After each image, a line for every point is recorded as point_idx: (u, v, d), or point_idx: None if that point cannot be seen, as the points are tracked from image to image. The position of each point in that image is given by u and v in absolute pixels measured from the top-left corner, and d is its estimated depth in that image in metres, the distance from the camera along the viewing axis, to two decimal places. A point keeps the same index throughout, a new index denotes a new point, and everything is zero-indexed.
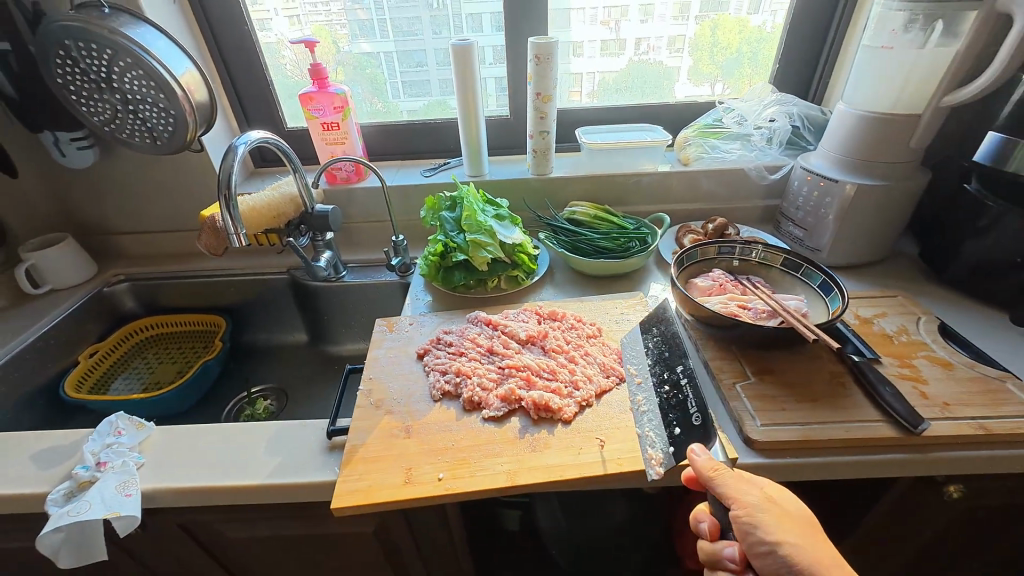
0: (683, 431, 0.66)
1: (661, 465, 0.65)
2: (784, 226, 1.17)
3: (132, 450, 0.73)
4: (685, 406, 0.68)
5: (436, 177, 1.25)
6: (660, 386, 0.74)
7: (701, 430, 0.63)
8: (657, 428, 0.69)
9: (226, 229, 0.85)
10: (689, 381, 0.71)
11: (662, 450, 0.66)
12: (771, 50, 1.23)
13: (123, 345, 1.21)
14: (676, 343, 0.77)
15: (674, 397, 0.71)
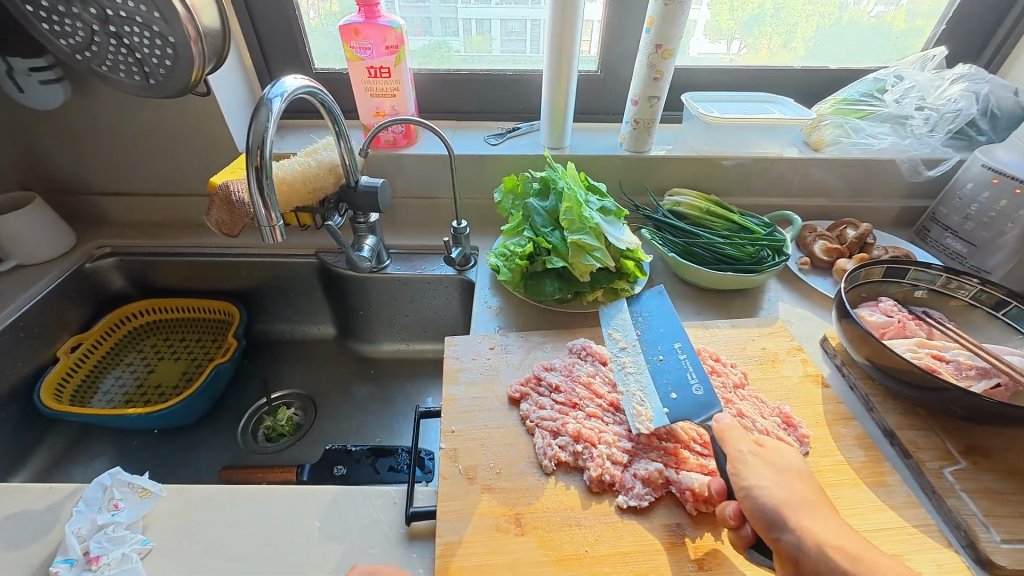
0: (680, 398, 0.60)
1: (650, 421, 0.59)
2: (933, 233, 0.94)
3: (134, 533, 0.53)
4: (684, 375, 0.62)
5: (505, 146, 1.01)
6: (652, 353, 0.65)
7: (704, 401, 0.59)
8: (646, 389, 0.62)
9: (258, 218, 0.61)
10: (688, 354, 0.64)
11: (652, 408, 0.60)
12: (799, 3, 0.96)
13: (115, 335, 0.99)
14: (675, 317, 0.68)
15: (667, 366, 0.63)
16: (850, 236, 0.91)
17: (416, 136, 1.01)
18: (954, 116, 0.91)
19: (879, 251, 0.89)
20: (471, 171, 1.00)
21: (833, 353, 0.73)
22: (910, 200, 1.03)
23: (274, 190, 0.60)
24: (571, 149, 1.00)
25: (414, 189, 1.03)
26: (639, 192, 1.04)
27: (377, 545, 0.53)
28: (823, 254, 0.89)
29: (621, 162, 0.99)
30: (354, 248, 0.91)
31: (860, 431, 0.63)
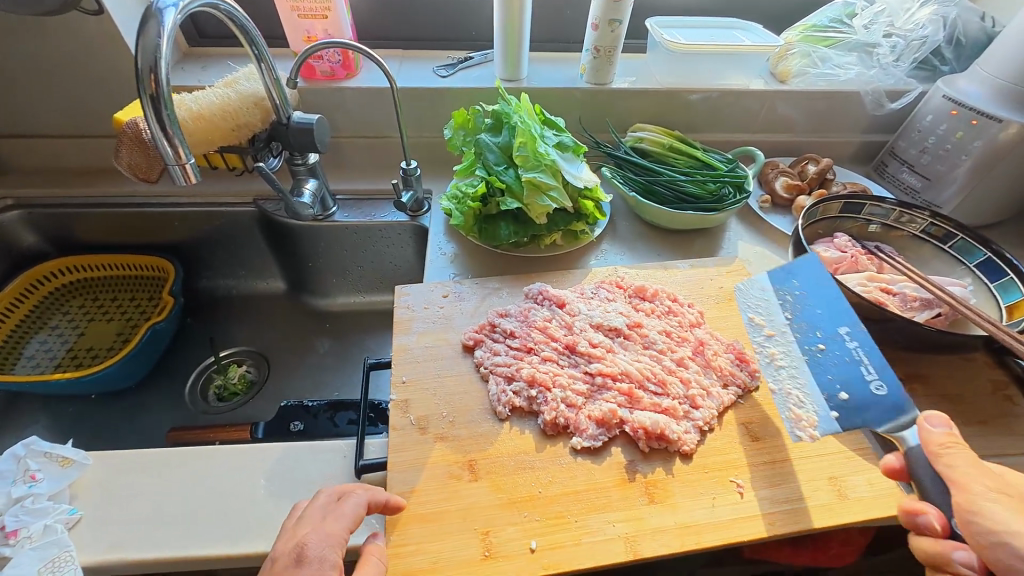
0: (853, 400, 0.49)
1: (813, 427, 0.52)
2: (891, 168, 0.94)
3: (58, 502, 0.49)
4: (855, 368, 0.50)
5: (457, 78, 0.92)
6: (809, 341, 0.54)
7: (888, 403, 0.47)
8: (806, 388, 0.53)
9: (164, 157, 0.53)
10: (860, 342, 0.50)
11: (817, 413, 0.52)
12: None
13: (33, 297, 0.90)
14: (833, 288, 0.53)
15: (830, 357, 0.52)
16: (811, 171, 0.90)
17: (357, 67, 0.92)
18: (922, 43, 0.89)
19: (838, 187, 0.89)
20: (420, 106, 0.92)
21: None
22: (871, 135, 1.01)
23: (177, 122, 0.52)
24: (529, 81, 0.93)
25: (360, 127, 0.94)
26: (601, 129, 0.99)
27: None
28: (783, 191, 0.88)
29: (582, 96, 0.93)
30: (294, 194, 0.82)
31: None
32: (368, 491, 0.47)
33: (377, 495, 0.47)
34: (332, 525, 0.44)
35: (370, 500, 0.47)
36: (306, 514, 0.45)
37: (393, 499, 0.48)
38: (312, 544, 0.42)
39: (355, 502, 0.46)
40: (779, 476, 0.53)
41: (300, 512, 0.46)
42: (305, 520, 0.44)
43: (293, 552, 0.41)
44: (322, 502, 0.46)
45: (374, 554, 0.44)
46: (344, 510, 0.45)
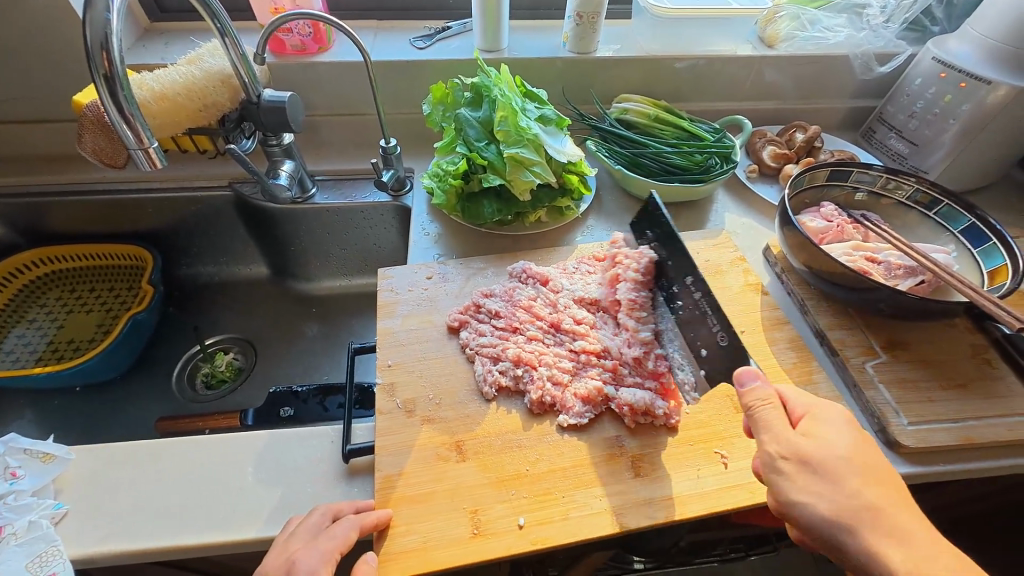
0: (708, 352, 0.51)
1: (697, 391, 0.54)
2: (879, 134, 0.93)
3: (42, 497, 0.49)
4: (703, 321, 0.52)
5: (435, 49, 0.88)
6: (676, 300, 0.57)
7: (728, 350, 0.48)
8: (682, 348, 0.56)
9: (125, 140, 0.51)
10: (700, 288, 0.53)
11: (693, 374, 0.54)
12: None
13: (7, 290, 0.87)
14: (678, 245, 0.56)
15: (689, 312, 0.54)
16: (799, 139, 0.88)
17: (330, 40, 0.87)
18: (913, 2, 0.85)
19: (825, 154, 0.87)
20: (397, 80, 0.88)
21: (773, 260, 0.73)
22: (859, 100, 1.00)
23: (135, 104, 0.49)
24: (510, 51, 0.89)
25: (335, 104, 0.91)
26: (585, 100, 0.96)
27: (317, 485, 0.52)
28: (771, 160, 0.86)
29: (565, 66, 0.90)
30: (269, 176, 0.79)
31: (793, 334, 0.64)
32: (358, 515, 0.46)
33: (367, 516, 0.46)
34: (321, 547, 0.44)
35: (360, 525, 0.45)
36: (299, 531, 0.46)
37: (384, 520, 0.47)
38: (302, 560, 0.43)
39: (345, 527, 0.45)
40: None
41: (295, 531, 0.46)
42: (296, 536, 0.45)
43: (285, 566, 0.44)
44: (316, 520, 0.46)
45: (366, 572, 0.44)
46: (333, 535, 0.45)
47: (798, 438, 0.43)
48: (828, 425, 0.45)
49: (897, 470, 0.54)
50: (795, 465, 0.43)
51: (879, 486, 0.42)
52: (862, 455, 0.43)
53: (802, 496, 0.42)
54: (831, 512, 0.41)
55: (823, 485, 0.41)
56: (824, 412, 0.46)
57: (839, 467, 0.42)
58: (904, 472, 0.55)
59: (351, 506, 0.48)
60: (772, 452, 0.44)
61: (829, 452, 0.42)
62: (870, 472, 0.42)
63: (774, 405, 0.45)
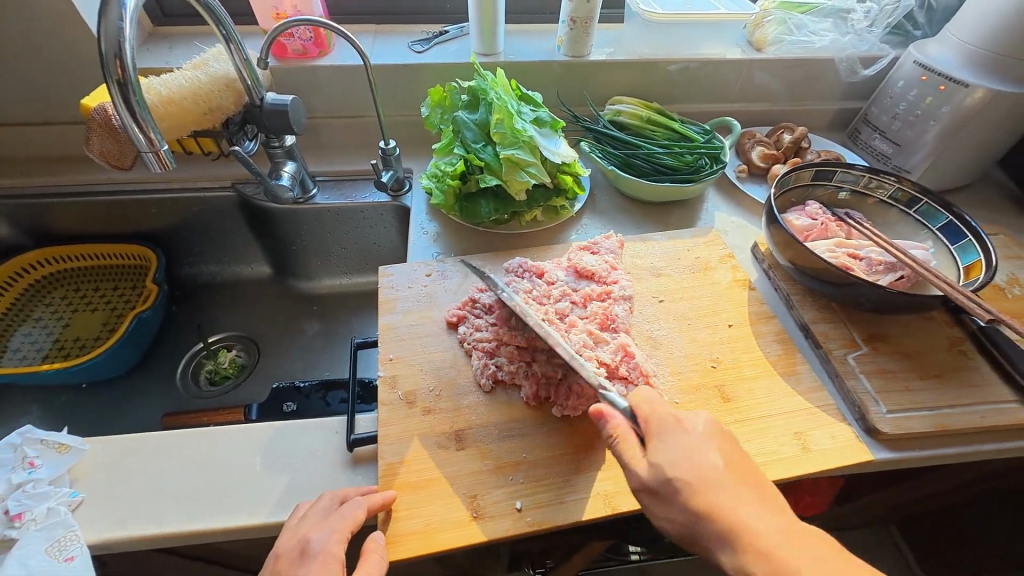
0: None
1: None
2: (864, 135, 0.96)
3: (58, 486, 0.51)
4: None
5: (433, 53, 0.91)
6: None
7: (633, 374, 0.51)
8: None
9: (136, 143, 0.53)
10: None
11: None
12: None
13: (12, 289, 0.89)
14: None
15: None
16: (786, 140, 0.91)
17: (330, 44, 0.90)
18: (895, 7, 0.88)
19: (812, 155, 0.90)
20: (396, 83, 0.91)
21: (761, 257, 0.76)
22: (846, 102, 1.02)
23: (146, 108, 0.51)
24: (506, 55, 0.92)
25: (335, 107, 0.93)
26: (579, 103, 0.98)
27: (322, 472, 0.54)
28: (759, 160, 0.89)
29: (560, 69, 0.92)
30: (272, 176, 0.81)
31: (779, 328, 0.67)
32: (366, 496, 0.49)
33: (375, 498, 0.48)
34: (334, 524, 0.46)
35: (368, 505, 0.48)
36: (309, 515, 0.48)
37: (389, 500, 0.49)
38: (314, 540, 0.45)
39: (354, 507, 0.47)
40: (748, 433, 0.56)
41: (304, 515, 0.49)
42: (307, 519, 0.47)
43: (298, 545, 0.45)
44: (324, 504, 0.49)
45: (376, 551, 0.46)
46: (344, 513, 0.47)
47: (643, 470, 0.44)
48: (658, 444, 0.45)
49: (875, 456, 0.57)
50: (649, 495, 0.44)
51: (722, 502, 0.42)
52: (694, 469, 0.44)
53: (662, 525, 0.44)
54: (679, 535, 0.43)
55: (671, 511, 0.43)
56: (666, 426, 0.47)
57: (683, 484, 0.43)
58: (883, 457, 0.57)
59: (357, 490, 0.51)
60: (635, 486, 0.45)
61: (660, 478, 0.43)
62: (702, 488, 0.43)
63: (625, 437, 0.46)
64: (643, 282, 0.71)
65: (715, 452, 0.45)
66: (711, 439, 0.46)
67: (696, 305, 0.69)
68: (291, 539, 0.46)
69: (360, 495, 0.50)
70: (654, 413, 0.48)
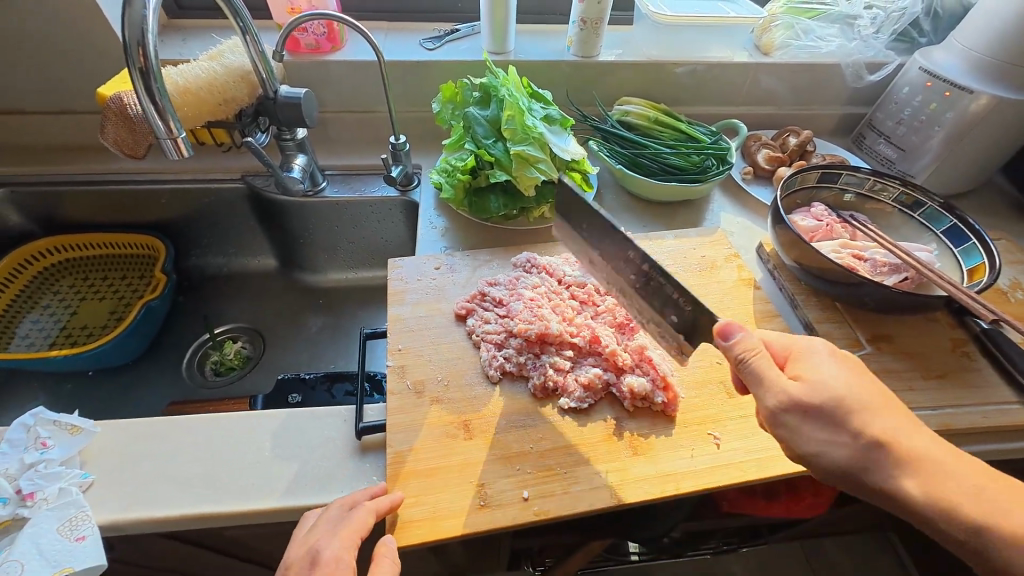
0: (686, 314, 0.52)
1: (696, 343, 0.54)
2: (868, 139, 0.96)
3: (69, 467, 0.51)
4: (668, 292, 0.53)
5: (443, 51, 0.92)
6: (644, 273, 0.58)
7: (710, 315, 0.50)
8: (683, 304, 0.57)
9: (155, 130, 0.53)
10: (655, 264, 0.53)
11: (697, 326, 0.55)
12: None
13: (22, 277, 0.89)
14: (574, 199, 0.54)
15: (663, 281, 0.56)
16: (792, 143, 0.92)
17: (342, 40, 0.91)
18: (902, 14, 0.89)
19: (818, 158, 0.91)
20: (407, 80, 0.92)
21: (766, 258, 0.77)
22: (851, 107, 1.03)
23: (167, 95, 0.52)
24: (516, 54, 0.93)
25: (346, 102, 0.94)
26: (587, 103, 0.99)
27: (331, 459, 0.54)
28: (765, 163, 0.90)
29: (570, 69, 0.93)
30: (282, 168, 0.82)
31: (783, 327, 0.67)
32: (373, 501, 0.47)
33: (382, 503, 0.48)
34: (341, 533, 0.45)
35: (376, 510, 0.47)
36: (317, 523, 0.47)
37: (396, 503, 0.48)
38: (324, 549, 0.44)
39: (361, 515, 0.46)
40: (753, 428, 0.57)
41: (313, 522, 0.48)
42: (315, 530, 0.46)
43: (308, 555, 0.44)
44: (332, 510, 0.48)
45: (387, 554, 0.45)
46: (351, 520, 0.46)
47: (795, 387, 0.45)
48: (813, 366, 0.46)
49: None
50: (798, 414, 0.45)
51: (877, 415, 0.45)
52: (852, 389, 0.45)
53: (817, 440, 0.44)
54: (854, 451, 0.44)
55: (836, 430, 0.44)
56: (806, 351, 0.48)
57: (858, 402, 0.45)
58: None
59: (364, 493, 0.49)
60: (772, 406, 0.45)
61: (828, 394, 0.44)
62: (868, 401, 0.45)
63: (757, 354, 0.46)
64: None
65: (863, 374, 0.47)
66: (841, 362, 0.47)
67: (702, 302, 0.69)
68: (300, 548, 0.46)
69: (367, 499, 0.48)
70: (782, 342, 0.49)
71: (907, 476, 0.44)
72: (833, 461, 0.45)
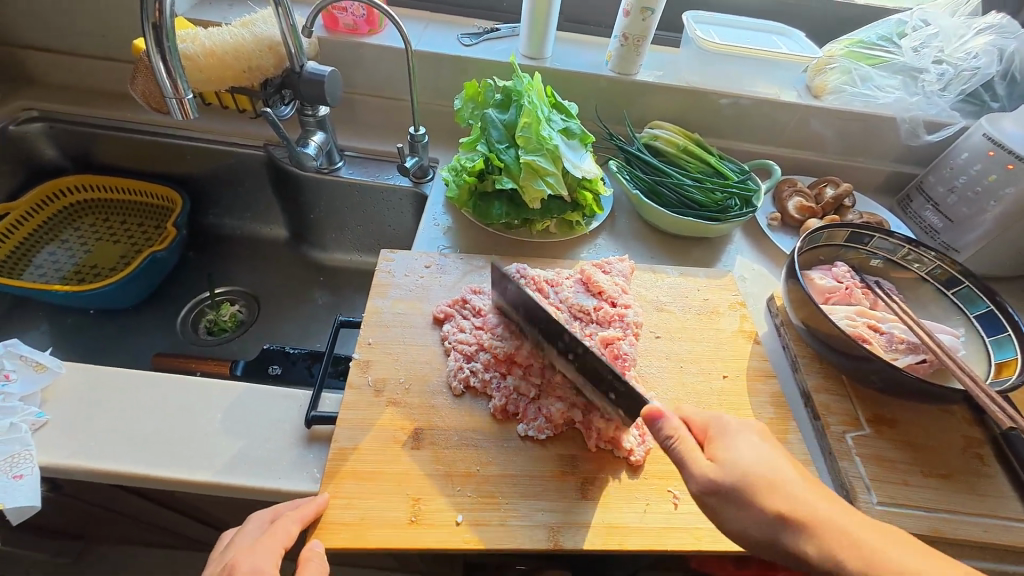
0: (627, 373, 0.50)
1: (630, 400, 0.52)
2: (915, 203, 0.89)
3: (27, 403, 0.53)
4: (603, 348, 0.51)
5: (479, 48, 0.90)
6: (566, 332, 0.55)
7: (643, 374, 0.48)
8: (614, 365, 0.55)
9: (162, 89, 0.55)
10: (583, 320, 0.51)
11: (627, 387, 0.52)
12: None
13: (47, 209, 0.93)
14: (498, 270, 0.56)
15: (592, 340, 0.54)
16: (828, 195, 0.85)
17: (381, 24, 0.91)
18: (972, 74, 0.83)
19: (854, 215, 0.84)
20: (436, 72, 0.91)
21: (774, 312, 0.71)
22: (902, 165, 0.96)
23: (178, 57, 0.54)
24: (552, 61, 0.90)
25: (375, 86, 0.94)
26: (617, 120, 0.95)
27: (277, 442, 0.53)
28: (795, 212, 0.84)
29: (605, 84, 0.90)
30: (299, 143, 0.82)
31: (777, 390, 0.63)
32: (298, 509, 0.46)
33: (307, 510, 0.46)
34: (261, 543, 0.44)
35: (301, 518, 0.45)
36: (238, 540, 0.46)
37: (322, 507, 0.47)
38: (242, 562, 0.44)
39: (284, 523, 0.45)
40: None
41: (236, 537, 0.47)
42: (239, 544, 0.46)
43: (226, 569, 0.44)
44: (254, 524, 0.47)
45: (314, 559, 0.44)
46: (272, 530, 0.45)
47: (709, 468, 0.43)
48: (727, 445, 0.44)
49: None
50: (718, 497, 0.42)
51: (779, 490, 0.41)
52: (770, 466, 0.43)
53: (737, 522, 0.42)
54: (765, 523, 0.41)
55: (749, 507, 0.41)
56: (722, 429, 0.46)
57: (766, 480, 0.42)
58: None
59: (289, 505, 0.48)
60: (697, 488, 0.43)
61: (738, 475, 0.42)
62: (787, 480, 0.42)
63: (681, 438, 0.44)
64: (645, 315, 0.68)
65: (777, 447, 0.46)
66: (758, 438, 0.45)
67: (693, 348, 0.65)
68: (220, 564, 0.45)
69: (292, 509, 0.47)
70: (701, 421, 0.47)
71: (810, 541, 0.40)
72: (751, 537, 0.42)
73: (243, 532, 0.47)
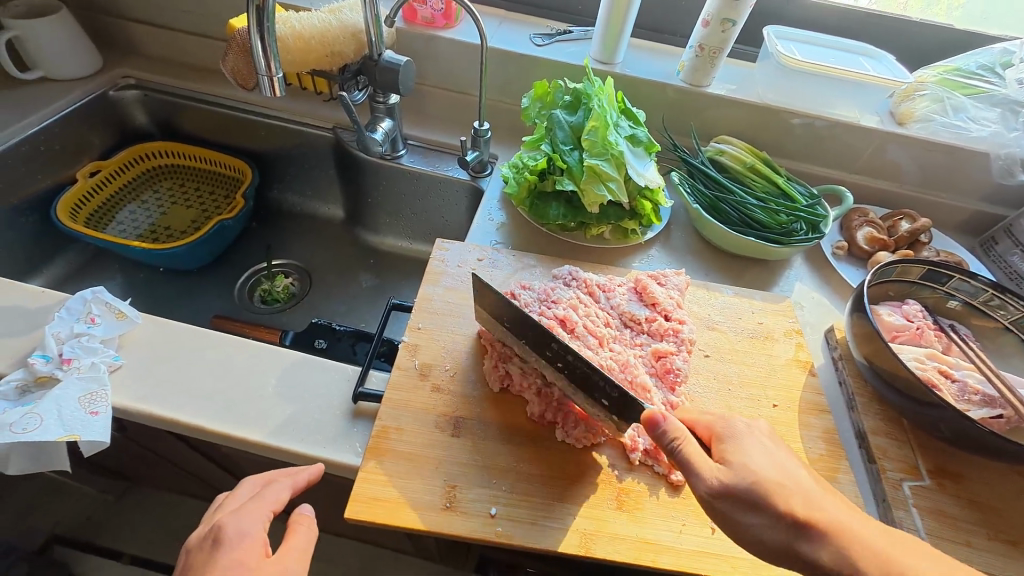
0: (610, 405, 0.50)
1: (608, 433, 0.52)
2: (1001, 247, 0.83)
3: (105, 346, 0.57)
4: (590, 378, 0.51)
5: (551, 49, 0.90)
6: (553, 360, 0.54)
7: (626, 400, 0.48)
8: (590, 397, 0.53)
9: (256, 66, 0.58)
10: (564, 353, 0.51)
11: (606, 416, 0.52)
12: None
13: (133, 171, 1.00)
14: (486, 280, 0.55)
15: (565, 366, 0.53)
16: (902, 229, 0.81)
17: (457, 19, 0.93)
18: None
19: (930, 251, 0.79)
20: (505, 70, 0.92)
21: (833, 344, 0.68)
22: (988, 205, 0.90)
23: (274, 38, 0.57)
24: (621, 66, 0.89)
25: (443, 78, 0.96)
26: (683, 133, 0.94)
27: (326, 412, 0.55)
28: (864, 243, 0.80)
29: (673, 94, 0.89)
30: (367, 129, 0.85)
31: (831, 426, 0.60)
32: (290, 476, 0.49)
33: (300, 478, 0.49)
34: (252, 507, 0.47)
35: (292, 485, 0.48)
36: (229, 502, 0.49)
37: (312, 476, 0.49)
38: (230, 524, 0.45)
39: (277, 489, 0.48)
40: None
41: (226, 501, 0.49)
42: (229, 507, 0.48)
43: (213, 532, 0.45)
44: (246, 490, 0.49)
45: (302, 522, 0.48)
46: (266, 493, 0.47)
47: (721, 473, 0.42)
48: (736, 447, 0.44)
49: None
50: (733, 502, 0.41)
51: (791, 491, 0.41)
52: (783, 471, 0.43)
53: (755, 529, 0.41)
54: (781, 526, 0.40)
55: (764, 512, 0.40)
56: (730, 432, 0.45)
57: (778, 482, 0.41)
58: None
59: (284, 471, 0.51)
60: (703, 492, 0.42)
61: (749, 478, 0.41)
62: (801, 485, 0.42)
63: (687, 440, 0.43)
64: (696, 332, 0.66)
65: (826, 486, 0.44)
66: None
67: (745, 372, 0.63)
68: (210, 524, 0.47)
69: (282, 475, 0.50)
70: (706, 423, 0.47)
71: (822, 547, 0.39)
72: (766, 543, 0.41)
73: (233, 496, 0.49)
